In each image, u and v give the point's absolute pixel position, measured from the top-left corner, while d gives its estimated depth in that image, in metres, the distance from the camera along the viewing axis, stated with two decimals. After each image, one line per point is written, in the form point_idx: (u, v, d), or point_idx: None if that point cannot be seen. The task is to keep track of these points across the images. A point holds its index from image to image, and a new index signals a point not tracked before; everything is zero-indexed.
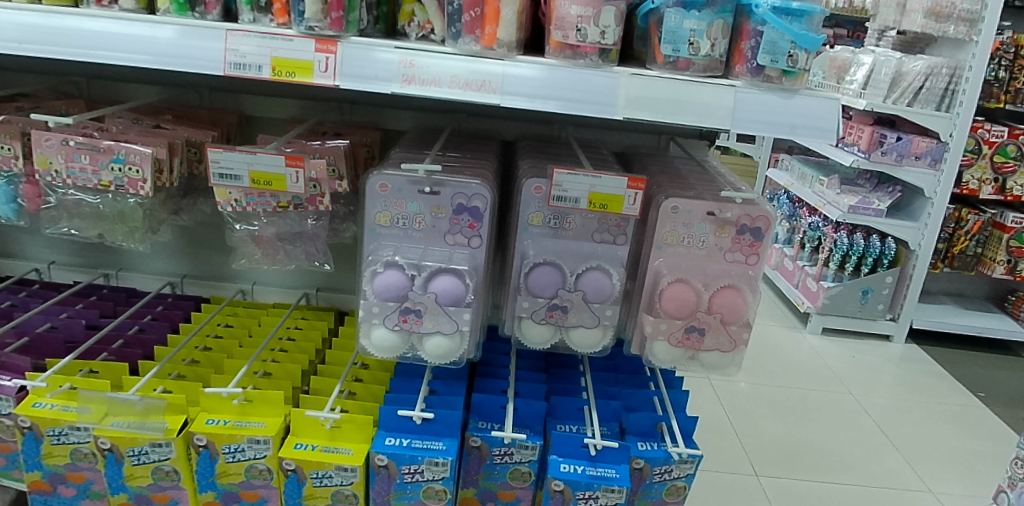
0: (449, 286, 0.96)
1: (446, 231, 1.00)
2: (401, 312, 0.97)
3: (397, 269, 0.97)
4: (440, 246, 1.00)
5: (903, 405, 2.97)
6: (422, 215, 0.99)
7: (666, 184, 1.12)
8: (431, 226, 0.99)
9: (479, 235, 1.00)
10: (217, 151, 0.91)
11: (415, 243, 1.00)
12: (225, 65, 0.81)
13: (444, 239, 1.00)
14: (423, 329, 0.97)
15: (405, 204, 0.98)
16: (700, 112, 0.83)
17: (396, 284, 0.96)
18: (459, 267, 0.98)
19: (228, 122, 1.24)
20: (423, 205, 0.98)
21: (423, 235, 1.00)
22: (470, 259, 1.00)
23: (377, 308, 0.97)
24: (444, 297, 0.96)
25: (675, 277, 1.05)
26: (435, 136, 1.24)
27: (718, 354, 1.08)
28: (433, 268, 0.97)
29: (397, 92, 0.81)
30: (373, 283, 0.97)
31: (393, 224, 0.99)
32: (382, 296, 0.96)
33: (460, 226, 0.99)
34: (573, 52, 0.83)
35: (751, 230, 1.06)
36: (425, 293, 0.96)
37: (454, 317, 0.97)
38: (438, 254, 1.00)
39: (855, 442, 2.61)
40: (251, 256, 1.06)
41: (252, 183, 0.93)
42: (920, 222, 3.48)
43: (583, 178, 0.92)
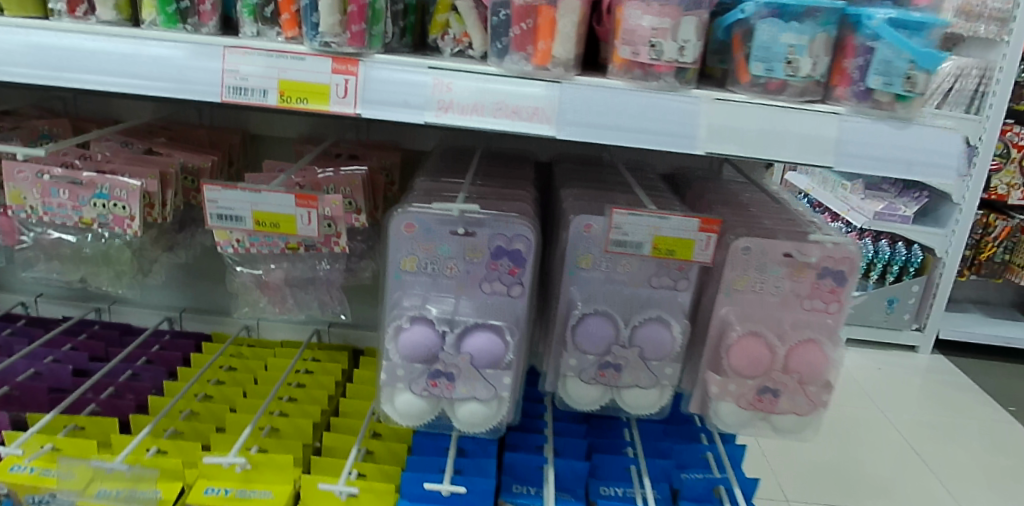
0: (487, 345, 0.82)
1: (483, 278, 0.85)
2: (430, 375, 0.83)
3: (427, 325, 0.82)
4: (476, 295, 0.86)
5: (935, 420, 2.80)
6: (455, 259, 0.85)
7: (731, 217, 0.98)
8: (464, 273, 0.85)
9: (522, 283, 0.85)
10: (215, 189, 0.77)
11: (447, 294, 0.86)
12: (223, 90, 0.67)
13: (481, 289, 0.86)
14: (457, 394, 0.84)
15: (435, 247, 0.84)
16: (800, 145, 0.68)
17: (427, 342, 0.81)
18: (497, 322, 0.84)
19: (232, 143, 1.09)
20: (457, 247, 0.84)
21: (456, 283, 0.86)
22: (510, 311, 0.86)
23: (401, 371, 0.83)
24: (481, 359, 0.82)
25: (747, 329, 0.90)
26: (463, 160, 1.10)
27: (793, 417, 0.93)
28: (468, 323, 0.83)
29: (430, 121, 0.67)
30: (397, 342, 0.82)
31: (420, 270, 0.85)
32: (408, 357, 0.82)
33: (499, 274, 0.85)
34: (645, 71, 0.68)
35: (834, 273, 0.91)
36: (458, 354, 0.82)
37: (492, 381, 0.83)
38: (474, 305, 0.86)
39: (887, 462, 2.45)
40: (256, 303, 0.93)
41: (256, 225, 0.79)
42: (947, 229, 3.31)
43: (646, 219, 0.78)
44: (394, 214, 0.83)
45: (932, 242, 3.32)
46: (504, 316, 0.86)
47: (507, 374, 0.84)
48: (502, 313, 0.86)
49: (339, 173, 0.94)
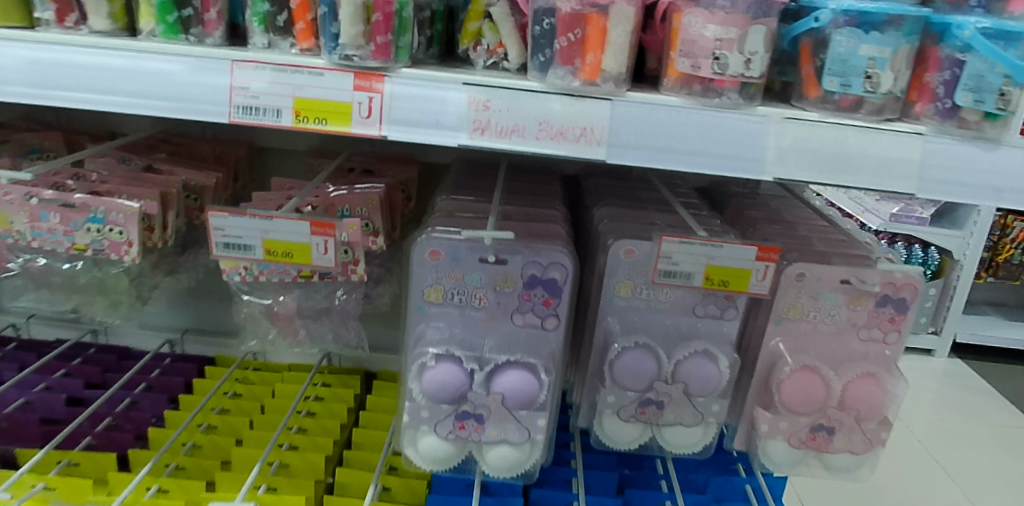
0: (521, 385, 0.74)
1: (515, 309, 0.78)
2: (457, 417, 0.76)
3: (454, 363, 0.75)
4: (507, 327, 0.79)
5: (950, 423, 2.66)
6: (485, 289, 0.77)
7: (780, 238, 0.90)
8: (494, 304, 0.78)
9: (557, 315, 0.78)
10: (222, 216, 0.70)
11: (474, 328, 0.79)
12: (231, 109, 0.60)
13: (512, 321, 0.78)
14: (486, 437, 0.76)
15: (463, 276, 0.77)
16: (878, 168, 0.60)
17: (454, 382, 0.74)
18: (530, 358, 0.76)
19: (238, 157, 1.01)
20: (486, 276, 0.77)
21: (485, 315, 0.78)
22: (545, 346, 0.79)
23: (426, 413, 0.76)
24: (513, 401, 0.74)
25: (800, 363, 0.83)
26: (487, 174, 1.02)
27: (849, 456, 0.86)
28: (499, 360, 0.76)
29: (465, 144, 0.60)
30: (421, 381, 0.75)
31: (446, 301, 0.78)
32: (433, 399, 0.75)
33: (533, 304, 0.78)
34: (705, 87, 0.61)
35: (894, 301, 0.83)
36: (488, 394, 0.75)
37: (525, 423, 0.76)
38: (504, 338, 0.79)
39: (903, 465, 2.29)
40: (264, 335, 0.86)
41: (267, 254, 0.72)
42: (965, 231, 3.20)
43: (698, 248, 0.71)
44: (417, 241, 0.76)
45: (948, 244, 3.21)
46: (538, 350, 0.79)
47: (541, 415, 0.76)
48: (536, 347, 0.79)
49: (354, 192, 0.87)
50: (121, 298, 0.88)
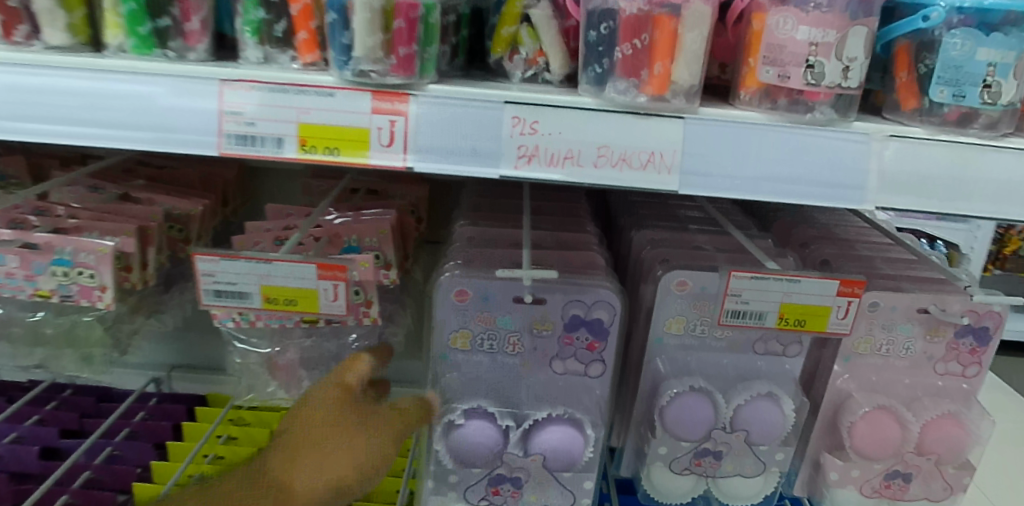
0: (564, 444, 0.64)
1: (554, 354, 0.68)
2: (490, 481, 0.66)
3: (487, 419, 0.65)
4: (545, 375, 0.69)
5: None
6: (520, 333, 0.68)
7: (842, 259, 0.80)
8: (531, 349, 0.68)
9: (603, 360, 0.68)
10: (211, 259, 0.59)
11: (508, 377, 0.69)
12: (221, 139, 0.50)
13: (551, 368, 0.68)
14: (524, 501, 0.67)
15: (494, 318, 0.67)
16: (997, 194, 0.51)
17: (487, 444, 0.64)
18: (574, 411, 0.66)
19: (226, 180, 0.89)
20: (521, 318, 0.67)
21: (520, 363, 0.69)
22: (589, 395, 0.69)
23: (454, 478, 0.66)
24: (556, 463, 0.64)
25: (874, 403, 0.73)
26: (507, 193, 0.91)
27: (925, 504, 0.77)
28: (538, 415, 0.66)
29: (508, 176, 0.50)
30: (448, 441, 0.65)
31: (475, 348, 0.68)
32: (463, 462, 0.65)
33: (575, 348, 0.68)
34: (791, 99, 0.51)
35: (975, 331, 0.74)
36: (526, 456, 0.65)
37: (569, 485, 0.66)
38: (543, 387, 0.69)
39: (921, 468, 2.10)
40: (263, 388, 0.74)
41: (265, 302, 0.61)
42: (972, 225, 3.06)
43: (772, 284, 0.61)
44: (439, 280, 0.66)
45: (956, 237, 3.03)
46: (581, 401, 0.68)
47: (587, 475, 0.66)
48: (578, 396, 0.69)
49: (362, 219, 0.75)
50: (94, 351, 0.77)
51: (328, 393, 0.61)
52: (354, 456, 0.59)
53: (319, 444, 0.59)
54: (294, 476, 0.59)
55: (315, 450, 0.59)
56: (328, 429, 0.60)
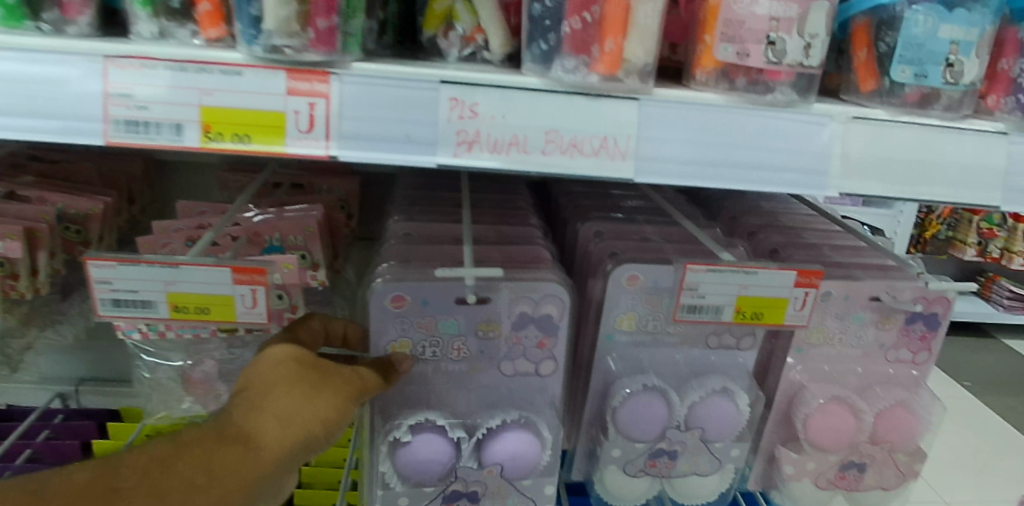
0: (522, 450, 0.59)
1: (502, 356, 0.64)
2: (444, 500, 0.60)
3: (437, 433, 0.59)
4: (494, 378, 0.64)
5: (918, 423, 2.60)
6: (465, 336, 0.63)
7: (792, 247, 0.78)
8: (477, 353, 0.63)
9: (554, 357, 0.64)
10: (107, 264, 0.51)
11: (454, 385, 0.64)
12: (107, 126, 0.42)
13: (499, 370, 0.64)
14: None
15: (436, 324, 0.62)
16: (958, 178, 0.50)
17: (438, 459, 0.58)
18: (529, 414, 0.61)
19: (133, 174, 0.81)
20: (465, 320, 0.62)
21: (466, 368, 0.64)
22: (541, 396, 0.65)
23: (405, 502, 0.59)
24: (514, 471, 0.59)
25: (829, 394, 0.72)
26: (443, 185, 0.86)
27: (878, 492, 0.76)
28: (491, 422, 0.60)
29: (445, 164, 0.44)
30: (394, 463, 0.58)
31: (418, 358, 0.62)
32: (413, 484, 0.59)
33: (524, 347, 0.63)
34: (751, 79, 0.47)
35: (925, 317, 0.74)
36: (482, 468, 0.59)
37: (529, 493, 0.61)
38: (492, 392, 0.64)
39: None
40: (177, 405, 0.65)
41: (174, 313, 0.53)
42: (895, 210, 3.18)
43: (730, 276, 0.57)
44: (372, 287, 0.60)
45: (882, 223, 3.16)
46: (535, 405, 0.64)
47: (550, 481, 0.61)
48: (530, 398, 0.65)
49: (285, 216, 0.68)
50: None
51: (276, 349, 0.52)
52: (324, 405, 0.49)
53: (282, 391, 0.48)
54: (250, 425, 0.47)
55: (279, 393, 0.48)
56: (289, 378, 0.49)
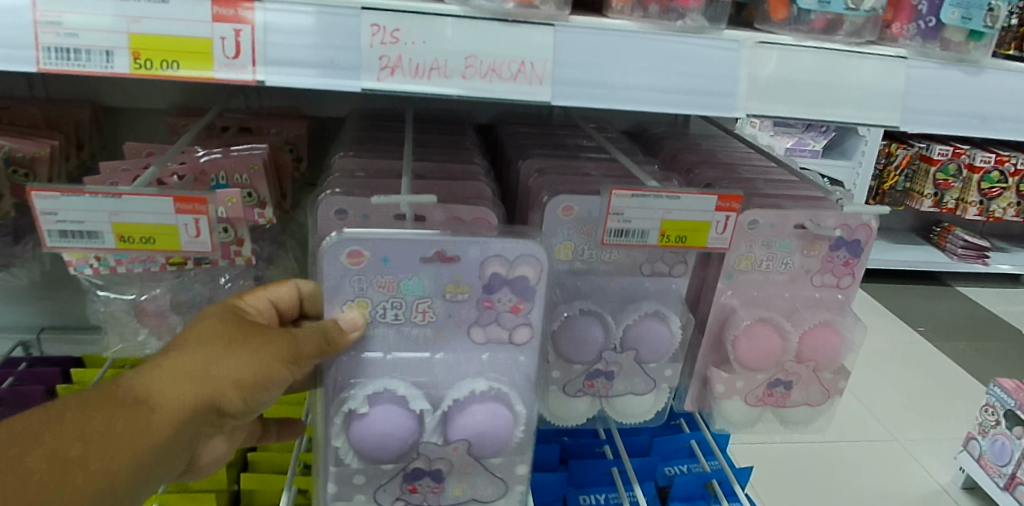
0: (494, 423, 0.60)
1: (472, 321, 0.64)
2: (407, 477, 0.61)
3: (398, 405, 0.59)
4: (462, 347, 0.64)
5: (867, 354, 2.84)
6: (430, 299, 0.63)
7: (725, 182, 0.82)
8: (444, 315, 0.63)
9: (529, 324, 0.64)
10: (51, 196, 0.52)
11: (415, 351, 0.63)
12: (39, 53, 0.43)
13: (470, 337, 0.64)
14: (447, 495, 0.63)
15: (398, 284, 0.61)
16: (860, 100, 0.53)
17: (402, 432, 0.58)
18: (502, 386, 0.62)
19: (79, 119, 0.81)
20: (431, 282, 0.62)
21: (431, 333, 0.64)
22: (511, 364, 0.65)
23: (360, 478, 0.61)
24: (483, 450, 0.61)
25: (756, 316, 0.77)
26: (389, 129, 0.87)
27: (805, 409, 0.82)
28: (456, 395, 0.61)
29: (370, 89, 0.46)
30: (351, 437, 0.59)
31: (376, 318, 0.62)
32: (371, 459, 0.59)
33: (496, 312, 0.64)
34: (663, 8, 0.51)
35: (847, 244, 0.79)
36: (447, 444, 0.60)
37: (500, 472, 0.63)
38: (458, 363, 0.64)
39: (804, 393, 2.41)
40: (132, 338, 0.67)
41: (119, 242, 0.55)
42: (854, 161, 3.25)
43: (652, 201, 0.61)
44: (327, 244, 0.59)
45: (841, 174, 3.24)
46: (512, 380, 0.64)
47: (519, 462, 0.63)
48: (501, 366, 0.65)
49: (231, 154, 0.70)
50: None
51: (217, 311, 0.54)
52: (234, 368, 0.49)
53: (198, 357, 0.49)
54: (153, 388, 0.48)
55: (193, 350, 0.49)
56: (218, 337, 0.51)
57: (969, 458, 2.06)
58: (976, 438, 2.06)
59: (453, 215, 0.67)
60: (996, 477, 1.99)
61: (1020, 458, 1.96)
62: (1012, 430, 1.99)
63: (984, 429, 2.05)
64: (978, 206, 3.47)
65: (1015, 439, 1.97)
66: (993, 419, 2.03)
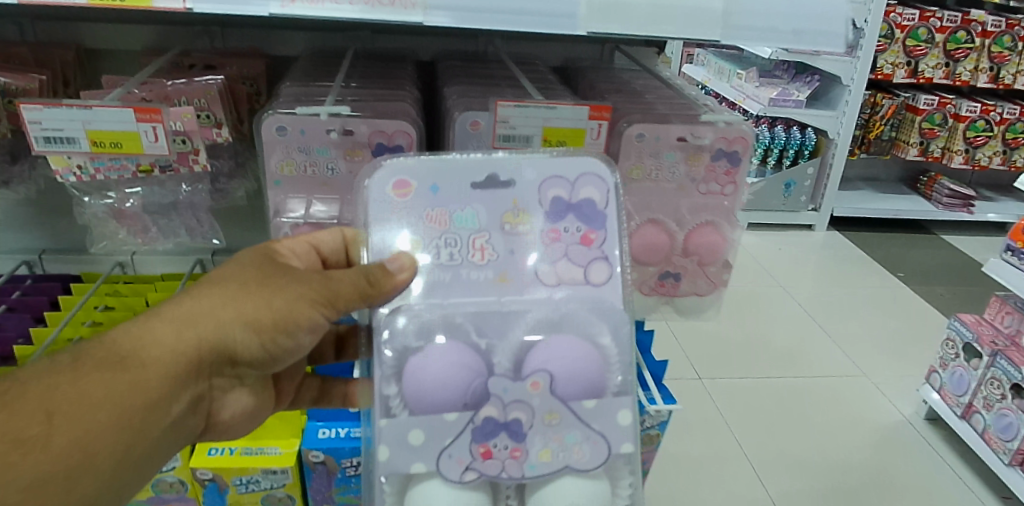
0: (579, 349, 0.65)
1: (542, 256, 0.71)
2: (479, 438, 0.62)
3: (456, 349, 0.64)
4: (531, 282, 0.70)
5: (843, 292, 2.92)
6: (486, 233, 0.71)
7: (625, 104, 0.95)
8: (507, 252, 0.71)
9: (602, 258, 0.71)
10: (35, 107, 0.67)
11: (478, 288, 0.70)
12: None
13: (540, 277, 0.70)
14: (530, 461, 0.63)
15: (451, 218, 0.70)
16: (686, 20, 0.65)
17: (467, 363, 0.63)
18: (568, 324, 0.68)
19: (65, 59, 0.94)
20: (485, 214, 0.71)
21: (495, 275, 0.70)
22: (589, 302, 0.70)
23: (418, 438, 0.61)
24: (568, 387, 0.63)
25: (646, 217, 0.90)
26: (336, 65, 1.00)
27: (694, 299, 0.95)
28: (524, 328, 0.67)
29: (276, 13, 0.59)
30: (409, 378, 0.63)
31: (439, 253, 0.69)
32: (432, 406, 0.61)
33: (565, 242, 0.71)
34: None
35: (727, 154, 0.91)
36: (522, 382, 0.62)
37: (588, 419, 0.63)
38: (535, 304, 0.69)
39: (780, 333, 2.55)
40: (113, 236, 0.84)
41: (93, 146, 0.70)
42: (838, 111, 3.27)
43: (533, 111, 0.75)
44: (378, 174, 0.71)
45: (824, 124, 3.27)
46: (603, 310, 0.69)
47: (619, 409, 0.64)
48: (579, 301, 0.69)
49: (190, 83, 0.82)
50: None
51: (235, 262, 0.64)
52: (249, 312, 0.60)
53: (197, 308, 0.59)
54: (151, 338, 0.57)
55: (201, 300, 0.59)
56: (230, 287, 0.61)
57: (931, 390, 2.12)
58: (938, 371, 2.13)
59: (375, 128, 0.79)
60: (954, 407, 2.05)
61: (975, 388, 2.00)
62: (971, 362, 2.04)
63: (945, 362, 2.11)
64: (963, 155, 3.43)
65: (972, 370, 2.02)
66: (953, 352, 2.08)
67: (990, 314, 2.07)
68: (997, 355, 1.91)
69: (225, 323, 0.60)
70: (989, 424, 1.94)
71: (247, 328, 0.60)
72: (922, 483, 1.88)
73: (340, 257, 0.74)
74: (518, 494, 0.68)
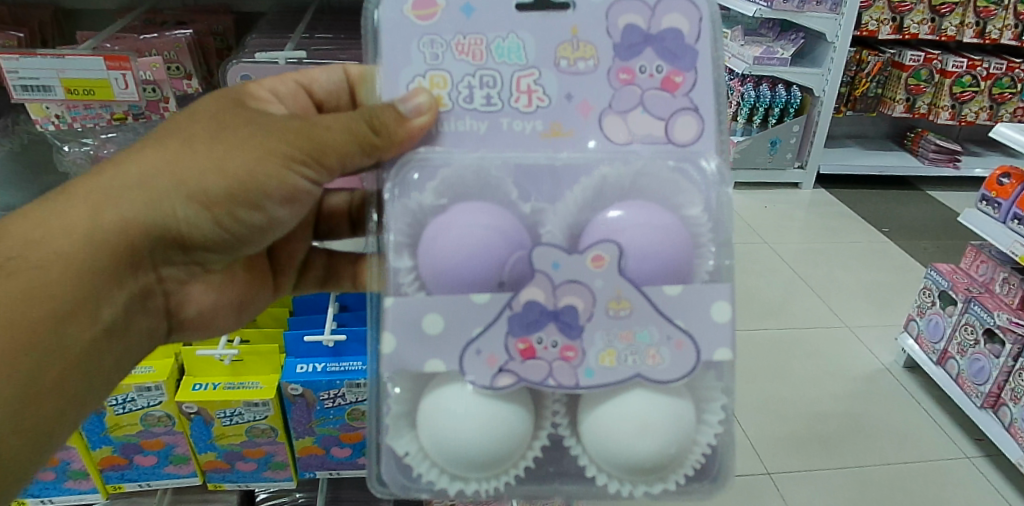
0: (652, 222, 0.63)
1: (609, 103, 0.67)
2: (519, 332, 0.59)
3: (478, 212, 0.63)
4: (590, 131, 0.66)
5: (827, 248, 2.96)
6: (537, 71, 0.66)
7: None
8: (560, 93, 0.66)
9: (687, 101, 0.67)
10: (11, 58, 0.76)
11: (522, 140, 0.66)
12: None
13: (600, 122, 0.67)
14: (587, 365, 0.59)
15: (491, 49, 0.66)
16: None
17: (505, 233, 0.62)
18: (631, 194, 0.67)
19: (42, 19, 0.99)
20: (534, 49, 0.66)
21: (547, 128, 0.66)
22: (671, 161, 0.66)
23: (435, 328, 0.59)
24: (638, 258, 0.61)
25: None
26: (301, 18, 1.04)
27: None
28: (575, 194, 0.66)
29: None
30: (446, 241, 0.61)
31: (479, 91, 0.66)
32: (462, 273, 0.60)
33: (642, 85, 0.67)
34: None
35: None
36: (586, 256, 0.60)
37: (662, 308, 0.60)
38: (604, 160, 0.65)
39: (764, 285, 2.61)
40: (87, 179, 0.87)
41: (68, 93, 0.79)
42: (822, 68, 3.27)
43: None
44: None
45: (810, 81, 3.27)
46: (688, 171, 0.67)
47: (715, 300, 0.61)
48: (658, 165, 0.66)
49: (160, 36, 0.87)
50: None
51: (180, 122, 0.65)
52: (198, 180, 0.63)
53: (117, 184, 0.62)
54: (78, 218, 0.61)
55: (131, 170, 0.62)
56: (167, 157, 0.63)
57: (907, 337, 2.14)
58: (915, 320, 2.13)
59: None
60: (929, 353, 2.06)
61: (951, 334, 2.00)
62: (945, 310, 2.04)
63: (921, 310, 2.12)
64: (949, 111, 3.41)
65: (947, 317, 2.02)
66: (929, 300, 2.08)
67: (966, 263, 2.07)
68: (970, 302, 1.91)
69: (165, 194, 0.63)
70: (962, 368, 1.96)
71: (189, 194, 0.63)
72: (902, 423, 1.93)
73: (342, 97, 0.79)
74: (568, 410, 0.66)
